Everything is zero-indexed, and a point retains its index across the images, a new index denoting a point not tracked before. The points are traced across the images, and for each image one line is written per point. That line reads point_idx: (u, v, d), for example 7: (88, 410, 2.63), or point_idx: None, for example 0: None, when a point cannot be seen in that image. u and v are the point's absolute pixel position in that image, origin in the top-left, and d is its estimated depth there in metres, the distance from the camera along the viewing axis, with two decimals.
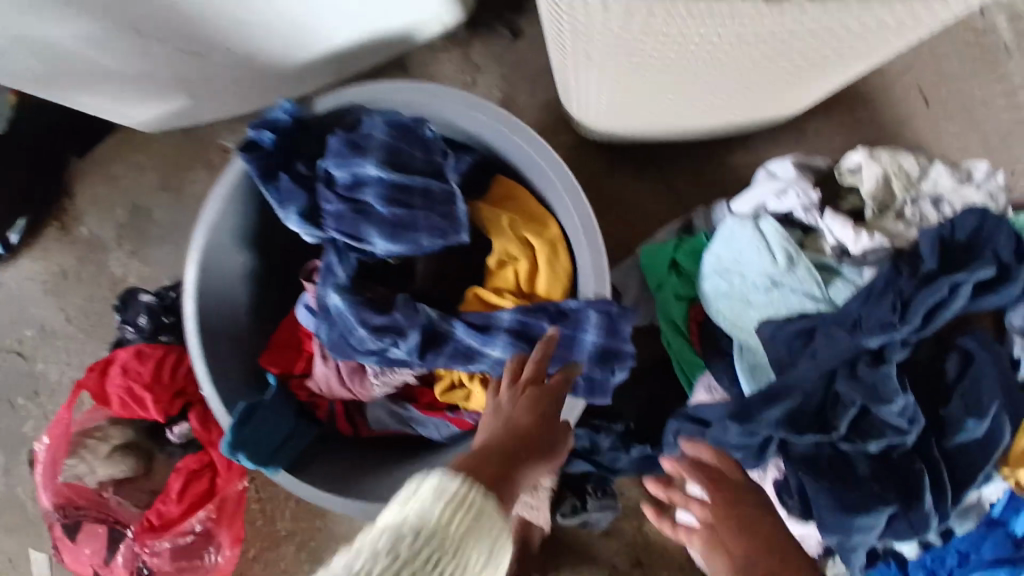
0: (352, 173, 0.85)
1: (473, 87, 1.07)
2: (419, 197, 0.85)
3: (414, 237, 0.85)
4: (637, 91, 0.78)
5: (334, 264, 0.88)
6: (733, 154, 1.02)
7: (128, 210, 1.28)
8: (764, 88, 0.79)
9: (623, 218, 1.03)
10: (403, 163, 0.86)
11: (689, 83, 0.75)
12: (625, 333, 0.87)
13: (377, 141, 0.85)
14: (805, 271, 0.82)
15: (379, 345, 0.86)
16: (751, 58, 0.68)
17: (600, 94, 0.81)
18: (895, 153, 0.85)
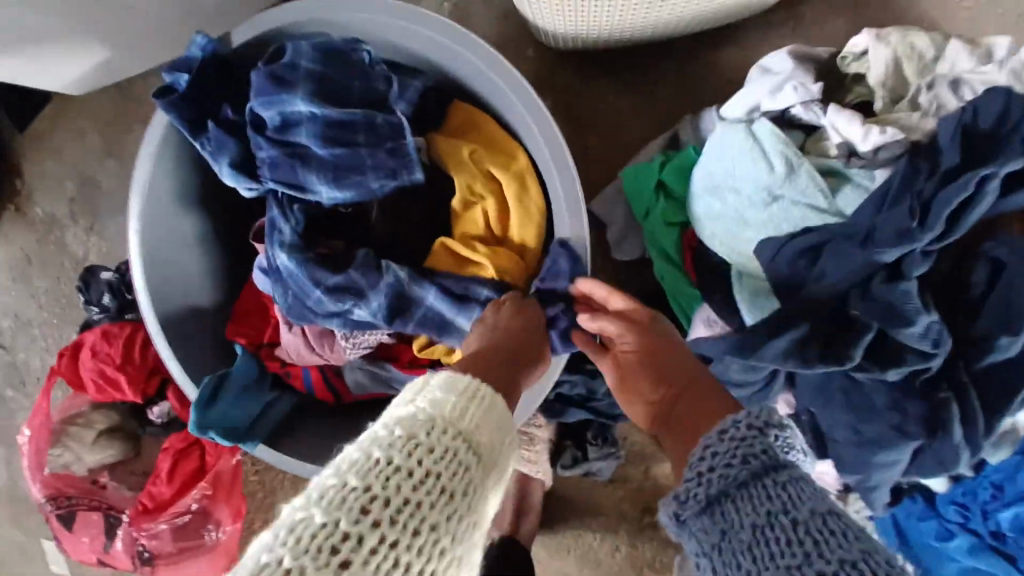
0: (280, 112, 0.76)
1: (422, 1, 0.94)
2: (363, 134, 0.76)
3: (362, 179, 0.77)
4: None
5: (278, 219, 0.79)
6: (721, 52, 0.89)
7: (77, 183, 1.19)
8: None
9: (602, 139, 0.93)
10: (337, 95, 0.77)
11: None
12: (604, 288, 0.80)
13: (305, 71, 0.75)
14: (807, 178, 0.71)
15: (339, 307, 0.78)
16: None
17: None
18: (906, 32, 0.73)
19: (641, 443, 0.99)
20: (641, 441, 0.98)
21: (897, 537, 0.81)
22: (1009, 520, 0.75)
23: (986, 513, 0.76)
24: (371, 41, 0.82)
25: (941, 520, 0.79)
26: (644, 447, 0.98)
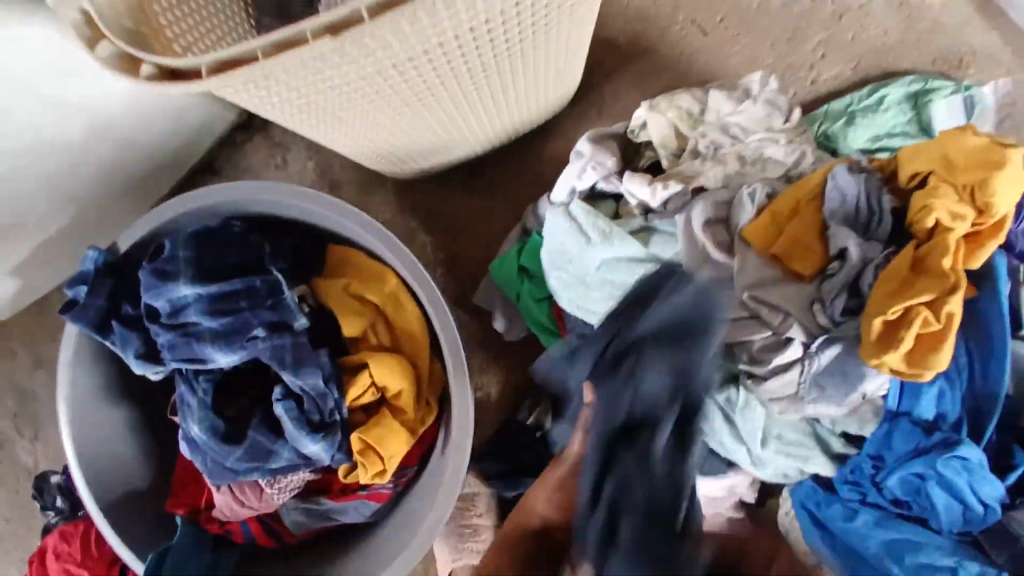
0: (168, 300, 0.85)
1: (285, 165, 1.08)
2: (244, 299, 0.85)
3: (248, 342, 0.85)
4: (375, 134, 0.81)
5: (185, 394, 0.87)
6: (546, 143, 1.03)
7: (15, 398, 1.26)
8: (504, 90, 0.81)
9: (469, 240, 1.04)
10: (218, 271, 0.87)
11: (407, 118, 0.78)
12: (324, 403, 0.85)
13: (183, 261, 0.86)
14: (620, 239, 0.82)
15: (255, 463, 0.85)
16: (433, 83, 0.71)
17: (351, 144, 0.84)
18: (671, 97, 0.86)
19: None
20: None
21: (815, 522, 0.91)
22: (898, 487, 0.84)
23: (879, 485, 0.85)
24: (241, 217, 0.93)
25: (842, 500, 0.88)
26: None
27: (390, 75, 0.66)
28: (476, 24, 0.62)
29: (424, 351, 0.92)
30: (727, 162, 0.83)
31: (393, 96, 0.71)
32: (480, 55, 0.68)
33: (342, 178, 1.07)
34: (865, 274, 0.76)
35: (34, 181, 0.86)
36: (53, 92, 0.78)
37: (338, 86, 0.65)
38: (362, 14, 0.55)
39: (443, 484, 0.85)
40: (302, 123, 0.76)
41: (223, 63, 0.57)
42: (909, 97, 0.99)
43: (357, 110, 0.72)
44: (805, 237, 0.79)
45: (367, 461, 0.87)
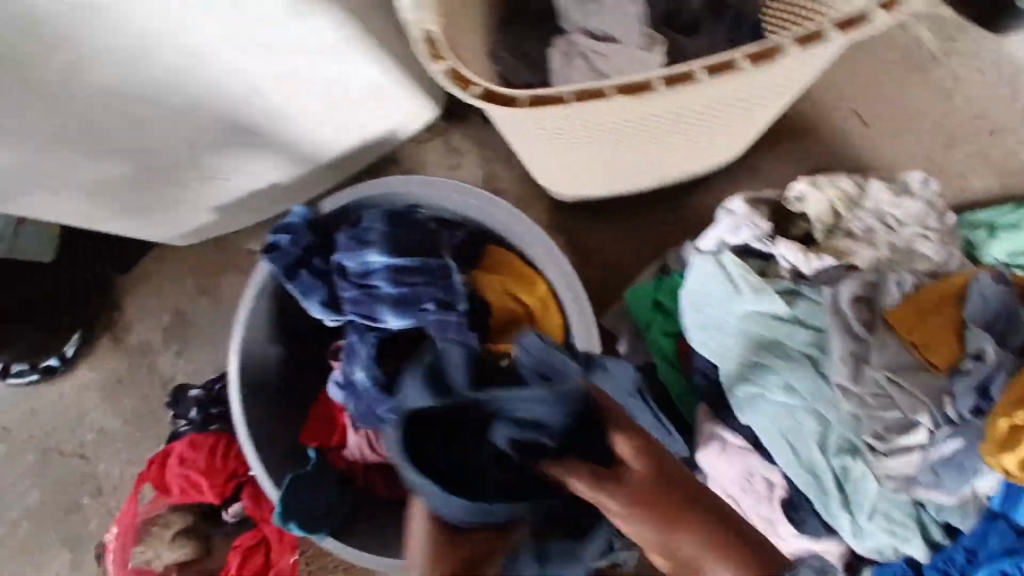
0: (360, 263, 0.98)
1: (458, 166, 1.21)
2: (422, 277, 0.98)
3: (418, 315, 0.97)
4: (579, 164, 0.93)
5: (356, 345, 1.01)
6: (699, 194, 1.13)
7: (170, 315, 1.43)
8: (698, 142, 0.92)
9: (610, 267, 1.14)
10: (400, 246, 0.98)
11: (614, 155, 0.89)
12: None
13: (377, 232, 0.98)
14: (768, 296, 0.90)
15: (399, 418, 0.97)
16: (655, 131, 0.82)
17: (551, 168, 0.96)
18: (834, 179, 0.95)
19: None
20: None
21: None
22: None
23: None
24: (425, 207, 1.06)
25: None
26: None
27: (633, 123, 0.77)
28: (721, 90, 0.73)
29: None
30: (877, 248, 0.91)
31: (621, 137, 0.82)
32: (703, 111, 0.79)
33: (505, 188, 1.19)
34: (996, 378, 0.81)
35: (251, 144, 0.99)
36: (311, 76, 0.88)
37: (588, 126, 0.77)
38: (655, 82, 0.66)
39: None
40: (528, 146, 0.88)
41: (541, 99, 0.68)
42: None
43: (577, 145, 0.84)
44: (945, 331, 0.85)
45: None
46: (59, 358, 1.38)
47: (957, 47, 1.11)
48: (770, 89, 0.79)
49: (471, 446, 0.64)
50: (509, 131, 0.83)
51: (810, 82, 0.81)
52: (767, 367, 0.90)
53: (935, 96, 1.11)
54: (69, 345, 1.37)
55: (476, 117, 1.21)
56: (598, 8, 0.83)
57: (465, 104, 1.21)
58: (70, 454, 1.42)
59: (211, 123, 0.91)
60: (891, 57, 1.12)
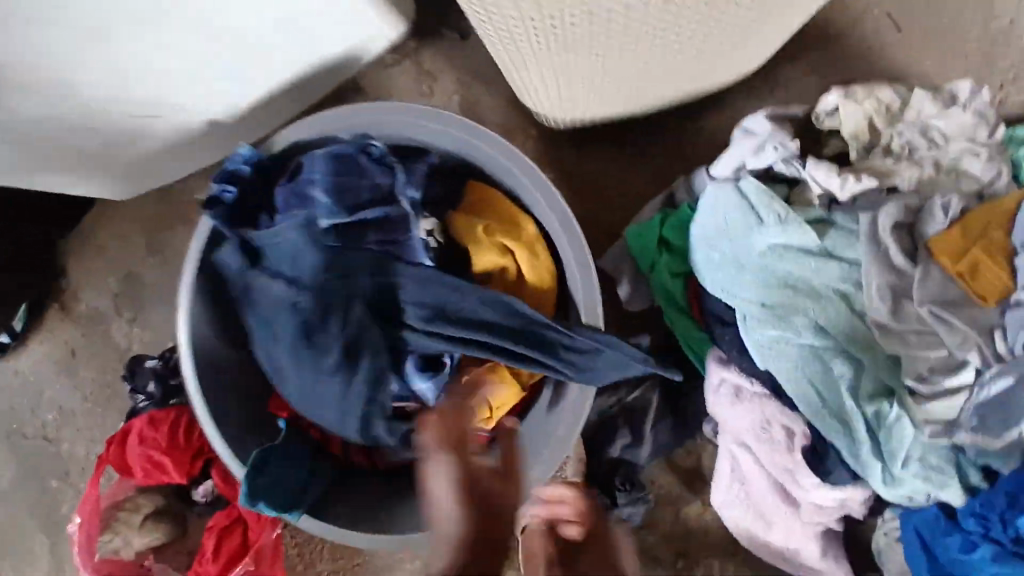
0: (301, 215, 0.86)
1: (432, 95, 1.06)
2: (377, 235, 0.87)
3: (327, 328, 0.82)
4: (575, 78, 0.79)
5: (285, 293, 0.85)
6: (708, 116, 0.98)
7: (121, 279, 1.29)
8: (712, 50, 0.78)
9: (607, 203, 1.01)
10: (352, 194, 0.86)
11: (616, 65, 0.75)
12: (448, 344, 0.85)
13: (320, 181, 0.85)
14: (793, 226, 0.78)
15: (375, 396, 0.84)
16: (668, 29, 0.68)
17: (542, 83, 0.82)
18: (870, 88, 0.82)
19: (671, 487, 1.03)
20: (670, 484, 1.03)
21: (922, 547, 0.84)
22: None
23: (1006, 522, 0.78)
24: (383, 137, 0.91)
25: (963, 530, 0.81)
26: (676, 491, 1.03)
27: (645, 13, 0.63)
28: None
29: (549, 306, 0.90)
30: (920, 167, 0.79)
31: (626, 37, 0.68)
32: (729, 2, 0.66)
33: (487, 118, 1.04)
34: None
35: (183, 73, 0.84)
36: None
37: (591, 17, 0.63)
38: None
39: (554, 439, 0.85)
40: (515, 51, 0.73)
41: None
42: None
43: (574, 48, 0.70)
44: (993, 257, 0.74)
45: (477, 401, 0.86)
46: (3, 334, 1.23)
47: None
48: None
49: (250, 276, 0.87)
50: (491, 24, 0.68)
51: None
52: (790, 310, 0.79)
53: None
54: (16, 319, 1.24)
55: (450, 36, 1.05)
56: None
57: (437, 21, 1.05)
58: (28, 437, 1.29)
59: (134, 47, 0.76)
60: None
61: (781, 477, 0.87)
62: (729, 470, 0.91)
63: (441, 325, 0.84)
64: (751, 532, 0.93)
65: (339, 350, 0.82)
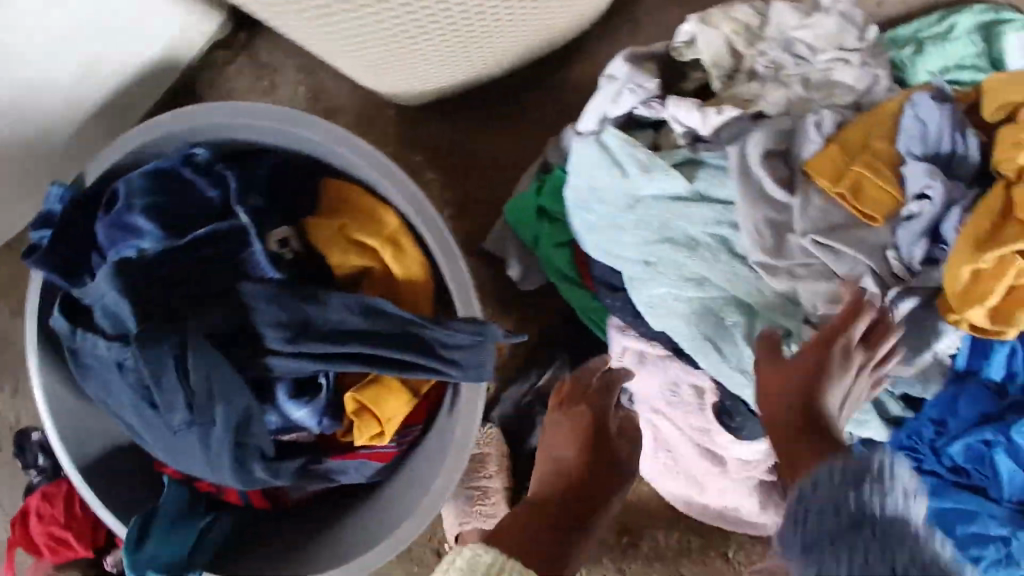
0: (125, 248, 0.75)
1: (274, 90, 0.94)
2: (213, 256, 0.75)
3: (166, 384, 0.72)
4: (388, 31, 0.68)
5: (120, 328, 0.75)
6: (573, 66, 0.90)
7: None
8: None
9: (483, 177, 0.92)
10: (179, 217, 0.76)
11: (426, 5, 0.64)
12: (308, 365, 0.75)
13: (139, 211, 0.74)
14: (659, 173, 0.71)
15: (243, 438, 0.75)
16: None
17: (358, 47, 0.71)
18: (725, 8, 0.74)
19: None
20: None
21: None
22: (960, 453, 0.74)
23: (937, 451, 0.74)
24: (203, 140, 0.79)
25: None
26: None
27: None
28: None
29: (425, 301, 0.80)
30: (791, 86, 0.73)
31: None
32: None
33: (339, 106, 0.94)
34: (950, 217, 0.66)
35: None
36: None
37: None
38: None
39: (452, 445, 0.77)
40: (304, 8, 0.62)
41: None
42: (980, 27, 0.89)
43: None
44: (877, 171, 0.67)
45: (360, 422, 0.78)
46: None
47: None
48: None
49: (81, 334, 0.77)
50: None
51: None
52: (673, 263, 0.72)
53: None
54: None
55: None
56: None
57: None
58: None
59: None
60: None
61: (698, 437, 0.83)
62: (652, 441, 0.88)
63: (303, 344, 0.74)
64: (687, 498, 0.91)
65: (185, 403, 0.72)
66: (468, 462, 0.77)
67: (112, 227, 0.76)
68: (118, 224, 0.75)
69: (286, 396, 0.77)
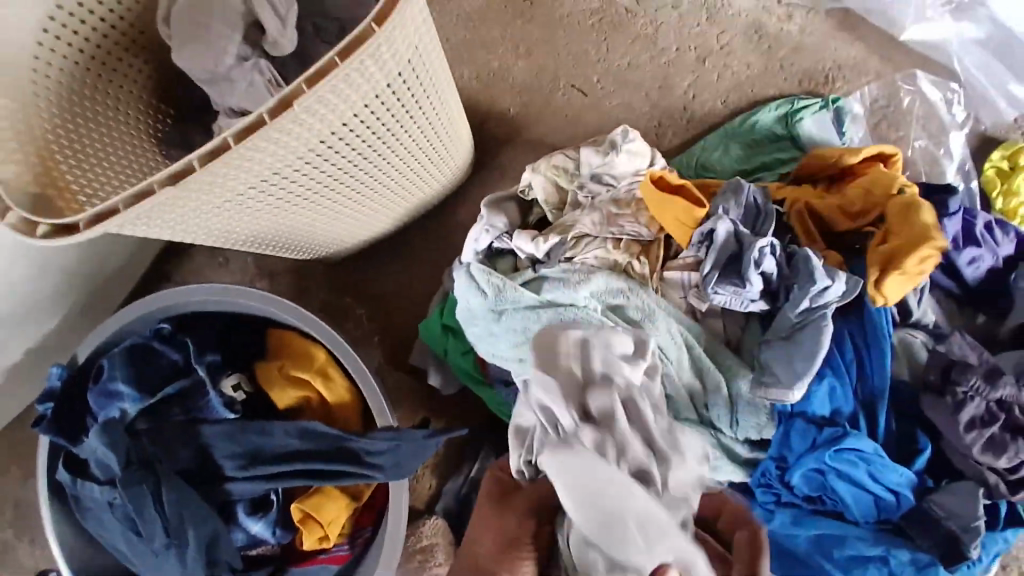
0: (108, 411, 0.93)
1: (228, 262, 1.16)
2: (180, 410, 0.94)
3: (147, 517, 0.88)
4: (298, 236, 0.89)
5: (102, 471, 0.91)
6: (460, 208, 1.13)
7: (12, 506, 1.30)
8: (405, 176, 0.89)
9: (400, 306, 1.13)
10: (151, 376, 0.95)
11: (320, 218, 0.85)
12: (258, 487, 0.91)
13: (121, 379, 0.93)
14: (512, 291, 0.91)
15: (211, 555, 0.90)
16: (336, 184, 0.78)
17: (279, 250, 0.92)
18: (548, 157, 0.96)
19: None
20: None
21: None
22: (805, 485, 0.88)
23: (787, 485, 0.89)
24: (164, 316, 0.99)
25: (761, 504, 0.91)
26: None
27: (295, 179, 0.73)
28: (359, 116, 0.70)
29: (355, 416, 0.98)
30: (604, 208, 0.92)
31: (300, 199, 0.78)
32: (372, 149, 0.76)
33: (279, 265, 1.15)
34: (750, 253, 0.84)
35: None
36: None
37: (245, 197, 0.72)
38: (263, 116, 0.64)
39: (387, 537, 0.92)
40: (227, 241, 0.83)
41: (98, 217, 0.67)
42: (781, 120, 1.07)
43: (262, 219, 0.79)
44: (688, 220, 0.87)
45: (309, 529, 0.93)
46: None
47: None
48: (405, 127, 0.78)
49: (78, 486, 0.93)
50: (186, 237, 0.77)
51: (444, 77, 0.80)
52: None
53: (636, 42, 1.14)
54: None
55: None
56: (229, 85, 0.81)
57: None
58: None
59: None
60: (589, 17, 1.15)
61: None
62: None
63: (252, 468, 0.91)
64: None
65: (163, 529, 0.88)
66: (402, 547, 0.91)
67: (99, 395, 0.94)
68: (104, 392, 0.93)
69: (245, 513, 0.93)
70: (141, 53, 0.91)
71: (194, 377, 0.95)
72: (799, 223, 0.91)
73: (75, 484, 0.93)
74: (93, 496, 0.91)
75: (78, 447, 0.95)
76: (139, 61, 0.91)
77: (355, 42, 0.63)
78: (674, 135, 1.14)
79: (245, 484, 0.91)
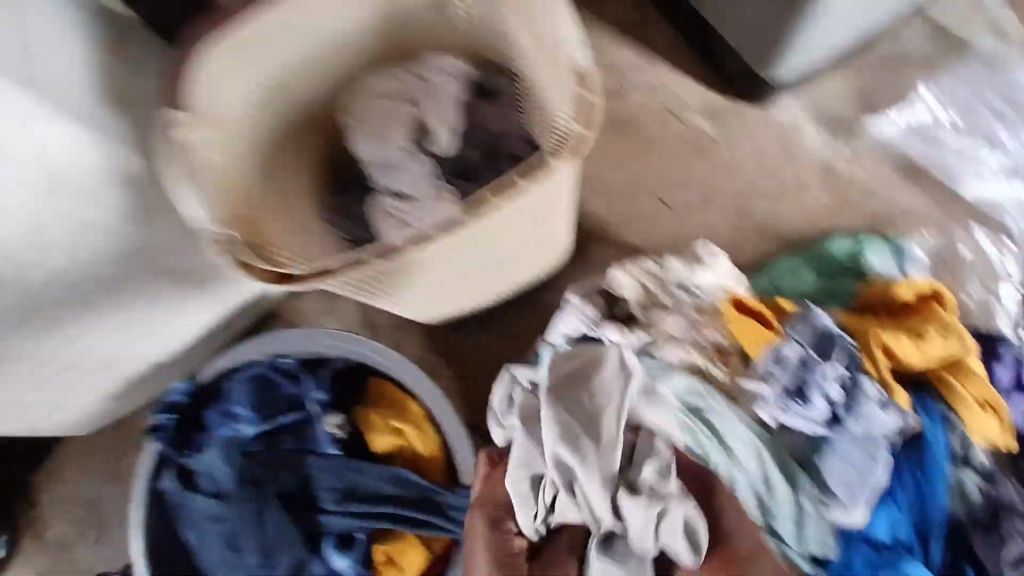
0: (225, 430, 1.04)
1: (333, 310, 1.29)
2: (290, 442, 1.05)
3: (249, 537, 0.99)
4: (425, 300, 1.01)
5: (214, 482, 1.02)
6: (548, 293, 1.26)
7: (86, 504, 1.38)
8: (522, 261, 1.03)
9: (482, 373, 1.24)
10: (266, 404, 1.06)
11: (450, 287, 0.98)
12: (352, 523, 1.00)
13: (242, 403, 1.05)
14: None
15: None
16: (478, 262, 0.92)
17: (402, 309, 1.04)
18: (640, 262, 1.09)
19: None
20: None
21: None
22: None
23: None
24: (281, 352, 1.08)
25: None
26: None
27: (455, 259, 0.87)
28: (521, 216, 0.84)
29: (439, 471, 1.07)
30: (689, 315, 1.04)
31: (447, 274, 0.91)
32: (515, 239, 0.91)
33: (378, 319, 1.28)
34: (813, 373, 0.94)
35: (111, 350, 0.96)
36: (150, 244, 0.88)
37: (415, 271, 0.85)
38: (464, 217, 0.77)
39: None
40: (372, 299, 0.96)
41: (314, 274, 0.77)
42: (850, 254, 1.17)
43: (412, 287, 0.92)
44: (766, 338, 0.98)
45: (387, 570, 1.02)
46: None
47: (729, 122, 1.29)
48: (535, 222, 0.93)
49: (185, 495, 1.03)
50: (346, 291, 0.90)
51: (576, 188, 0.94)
52: None
53: (723, 168, 1.28)
54: None
55: None
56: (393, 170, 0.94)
57: None
58: None
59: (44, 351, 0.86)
60: (683, 141, 1.29)
61: None
62: None
63: (349, 505, 1.00)
64: None
65: (262, 548, 0.98)
66: None
67: (220, 413, 1.05)
68: (225, 412, 1.05)
69: (331, 546, 1.01)
70: (323, 138, 1.06)
71: (303, 410, 1.07)
72: (873, 355, 1.00)
73: (183, 491, 1.03)
74: (200, 509, 1.01)
75: (188, 459, 1.04)
76: (318, 143, 1.06)
77: (535, 167, 0.78)
78: (748, 251, 1.25)
79: (340, 519, 1.00)
